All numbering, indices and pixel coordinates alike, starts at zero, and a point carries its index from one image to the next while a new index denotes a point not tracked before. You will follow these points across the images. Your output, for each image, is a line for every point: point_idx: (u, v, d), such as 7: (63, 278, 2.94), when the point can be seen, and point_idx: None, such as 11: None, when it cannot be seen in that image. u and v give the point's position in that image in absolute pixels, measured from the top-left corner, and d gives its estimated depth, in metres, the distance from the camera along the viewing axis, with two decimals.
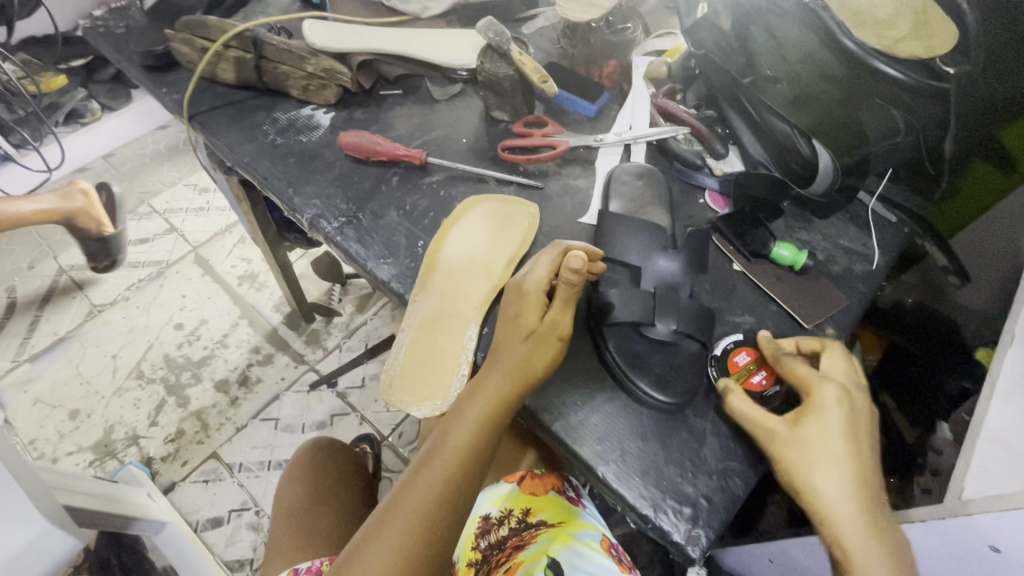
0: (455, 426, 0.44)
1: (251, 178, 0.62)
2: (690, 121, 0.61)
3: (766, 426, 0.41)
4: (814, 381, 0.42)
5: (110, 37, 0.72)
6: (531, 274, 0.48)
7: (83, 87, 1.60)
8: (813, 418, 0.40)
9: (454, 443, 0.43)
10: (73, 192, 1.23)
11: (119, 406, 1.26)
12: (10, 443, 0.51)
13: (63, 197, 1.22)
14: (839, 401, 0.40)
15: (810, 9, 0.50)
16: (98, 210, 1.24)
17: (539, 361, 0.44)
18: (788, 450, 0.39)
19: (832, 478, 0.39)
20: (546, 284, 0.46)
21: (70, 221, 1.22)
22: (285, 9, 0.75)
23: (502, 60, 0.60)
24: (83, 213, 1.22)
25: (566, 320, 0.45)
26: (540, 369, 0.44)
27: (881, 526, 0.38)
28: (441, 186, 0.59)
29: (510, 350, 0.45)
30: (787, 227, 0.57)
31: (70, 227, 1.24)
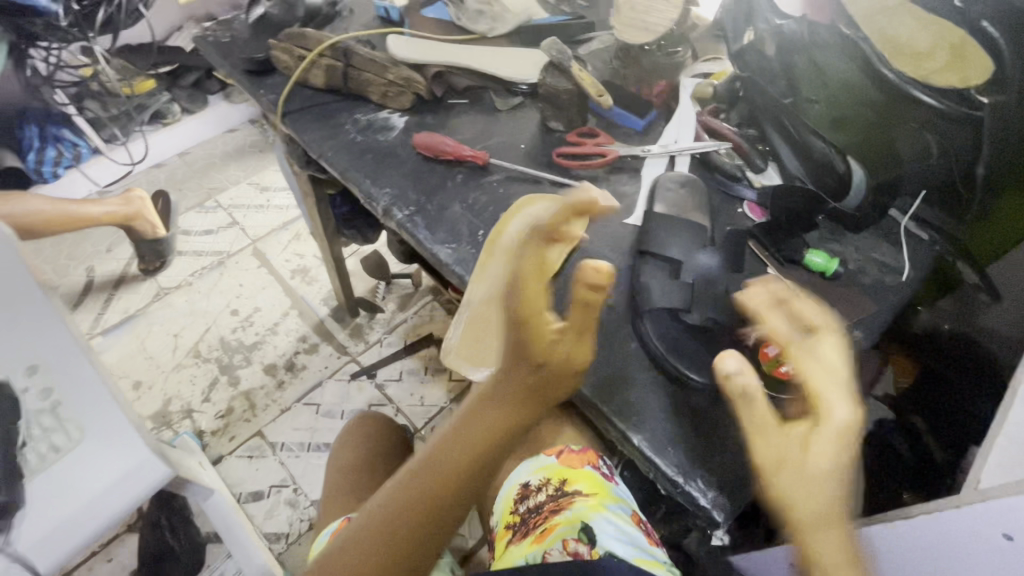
0: (468, 425, 0.47)
1: (332, 170, 0.69)
2: (733, 137, 0.66)
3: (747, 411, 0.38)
4: (822, 383, 0.39)
5: (218, 45, 0.82)
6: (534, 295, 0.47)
7: (168, 91, 1.76)
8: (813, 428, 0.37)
9: (467, 441, 0.46)
10: (133, 198, 1.49)
11: (177, 381, 1.36)
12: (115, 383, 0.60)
13: (125, 203, 1.48)
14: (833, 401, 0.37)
15: (851, 40, 0.56)
16: (150, 214, 1.49)
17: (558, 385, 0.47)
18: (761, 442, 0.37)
19: (826, 483, 0.35)
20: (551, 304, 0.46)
21: (129, 224, 1.47)
22: (367, 25, 0.85)
23: (562, 75, 0.67)
24: (139, 216, 1.47)
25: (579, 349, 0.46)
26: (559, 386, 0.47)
27: (851, 527, 0.35)
28: (500, 184, 0.66)
29: (528, 369, 0.46)
30: (822, 238, 0.61)
31: (129, 229, 1.48)
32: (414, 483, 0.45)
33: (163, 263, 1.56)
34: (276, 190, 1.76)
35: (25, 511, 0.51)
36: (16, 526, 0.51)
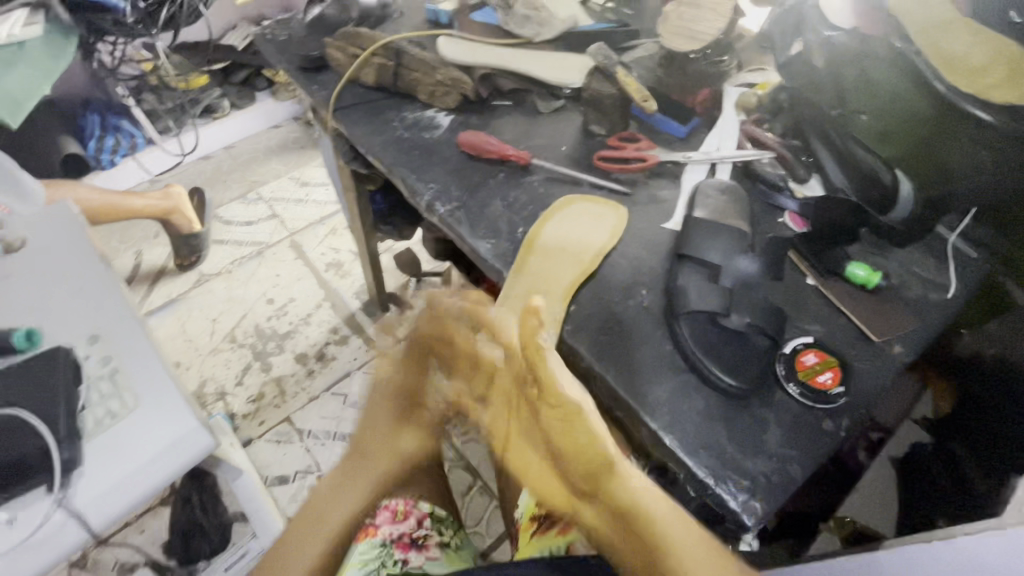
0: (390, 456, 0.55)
1: (378, 164, 0.72)
2: (776, 147, 0.66)
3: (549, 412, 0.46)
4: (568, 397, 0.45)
5: (275, 42, 0.86)
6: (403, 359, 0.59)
7: (219, 87, 1.84)
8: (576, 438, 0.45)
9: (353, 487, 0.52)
10: (171, 194, 1.55)
11: (213, 364, 1.41)
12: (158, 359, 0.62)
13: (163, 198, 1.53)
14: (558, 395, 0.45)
15: (901, 52, 0.56)
16: (187, 210, 1.55)
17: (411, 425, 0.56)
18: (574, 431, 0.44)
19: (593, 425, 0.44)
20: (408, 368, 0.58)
21: (166, 217, 1.51)
22: (416, 27, 0.87)
23: (607, 81, 0.68)
24: (176, 211, 1.52)
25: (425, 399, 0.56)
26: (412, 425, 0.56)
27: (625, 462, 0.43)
28: (541, 184, 0.67)
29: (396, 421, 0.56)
30: (864, 252, 0.60)
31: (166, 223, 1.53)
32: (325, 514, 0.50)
33: (199, 257, 1.60)
34: (315, 185, 1.81)
35: (83, 468, 0.54)
36: (74, 483, 0.54)
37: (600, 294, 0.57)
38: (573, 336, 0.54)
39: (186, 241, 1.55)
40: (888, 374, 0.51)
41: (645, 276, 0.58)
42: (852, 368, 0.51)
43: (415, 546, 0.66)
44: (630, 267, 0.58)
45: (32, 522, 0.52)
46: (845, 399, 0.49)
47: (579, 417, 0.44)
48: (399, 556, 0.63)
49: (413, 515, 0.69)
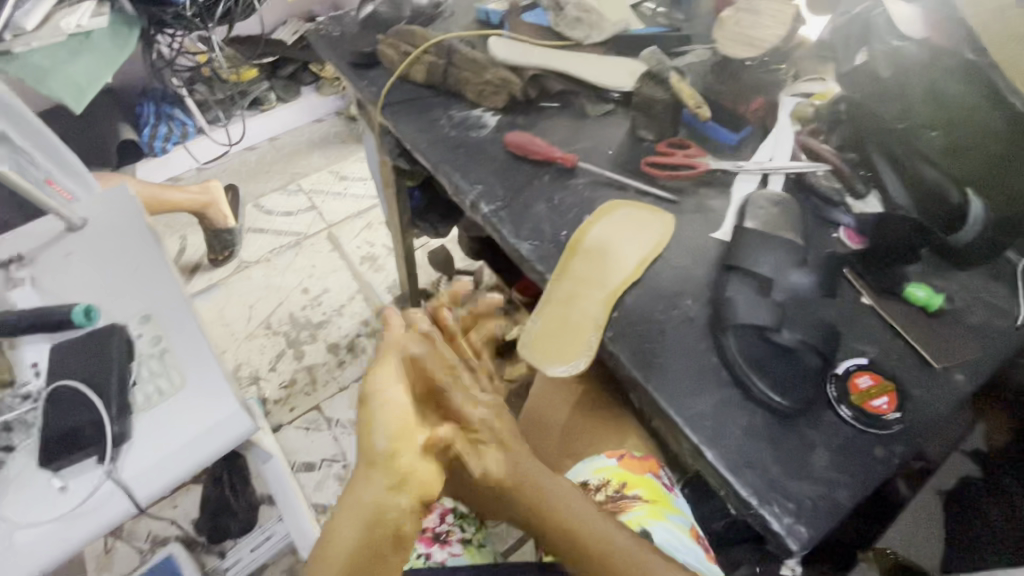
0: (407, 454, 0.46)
1: (424, 162, 0.72)
2: (834, 160, 0.63)
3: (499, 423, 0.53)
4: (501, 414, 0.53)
5: (328, 38, 0.88)
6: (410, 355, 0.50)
7: (267, 80, 1.90)
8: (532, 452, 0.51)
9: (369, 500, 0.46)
10: (209, 188, 1.57)
11: (248, 349, 1.45)
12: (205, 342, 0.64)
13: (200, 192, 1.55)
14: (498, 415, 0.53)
15: (976, 67, 0.53)
16: (223, 205, 1.56)
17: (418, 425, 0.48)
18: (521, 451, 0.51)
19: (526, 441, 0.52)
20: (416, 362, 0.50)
21: (203, 211, 1.53)
22: (466, 27, 0.88)
23: (659, 86, 0.67)
24: (212, 206, 1.54)
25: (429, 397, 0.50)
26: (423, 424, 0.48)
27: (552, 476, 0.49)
28: (586, 188, 0.66)
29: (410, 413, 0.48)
30: (923, 272, 0.57)
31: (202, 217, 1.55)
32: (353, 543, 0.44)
33: (230, 254, 1.62)
34: (354, 179, 1.84)
35: (132, 442, 0.56)
36: (124, 456, 0.56)
37: (644, 301, 0.56)
38: (614, 343, 0.53)
39: (219, 235, 1.58)
40: (946, 401, 0.49)
41: (690, 286, 0.56)
42: (908, 394, 0.49)
43: (438, 541, 0.65)
44: (675, 276, 0.57)
45: (83, 491, 0.54)
46: (900, 425, 0.47)
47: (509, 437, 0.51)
48: (422, 550, 0.64)
49: (435, 510, 0.67)
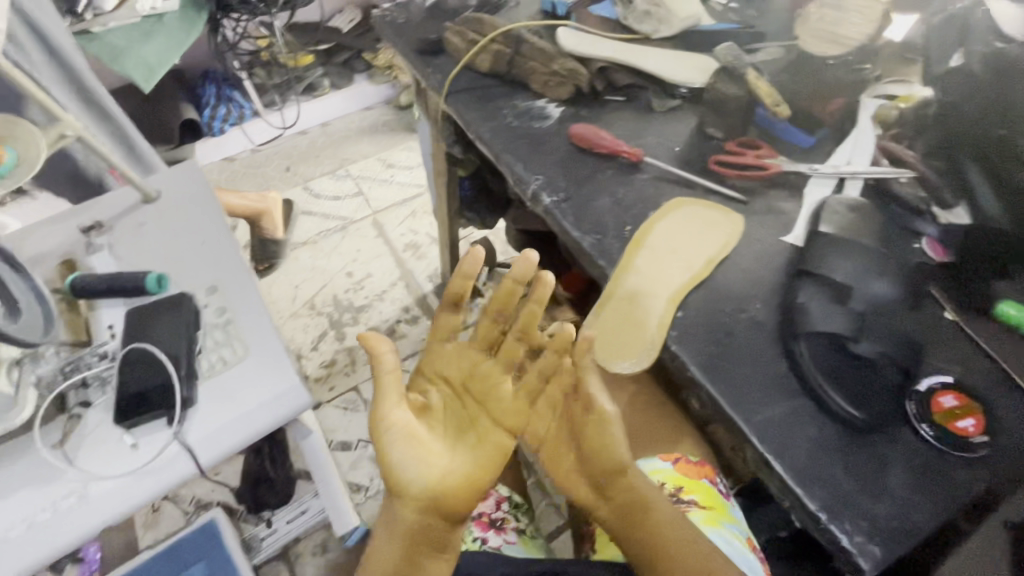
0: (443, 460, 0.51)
1: (486, 150, 0.72)
2: (919, 166, 0.61)
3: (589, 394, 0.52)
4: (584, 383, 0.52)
5: (394, 24, 0.89)
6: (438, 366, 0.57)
7: (323, 67, 1.94)
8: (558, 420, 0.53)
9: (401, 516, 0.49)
10: (266, 197, 1.57)
11: (292, 327, 1.49)
12: (266, 317, 0.65)
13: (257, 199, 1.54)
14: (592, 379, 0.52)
15: None
16: (276, 215, 1.55)
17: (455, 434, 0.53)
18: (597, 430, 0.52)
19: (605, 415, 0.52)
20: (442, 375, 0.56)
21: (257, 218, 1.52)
22: (531, 16, 0.88)
23: (732, 82, 0.66)
24: (267, 213, 1.53)
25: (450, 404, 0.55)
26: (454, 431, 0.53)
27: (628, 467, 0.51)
28: (651, 184, 0.65)
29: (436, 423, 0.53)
30: (1014, 289, 0.54)
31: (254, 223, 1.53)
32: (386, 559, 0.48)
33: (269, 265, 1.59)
34: (401, 168, 1.87)
35: (198, 407, 0.59)
36: (190, 419, 0.58)
37: (709, 302, 0.54)
38: (678, 343, 0.52)
39: (266, 245, 1.56)
40: None
41: (758, 290, 0.55)
42: (996, 417, 0.46)
43: (494, 527, 0.65)
44: (743, 279, 0.56)
45: (152, 450, 0.56)
46: (986, 449, 0.44)
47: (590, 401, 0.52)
48: (478, 534, 0.64)
49: (491, 496, 0.68)
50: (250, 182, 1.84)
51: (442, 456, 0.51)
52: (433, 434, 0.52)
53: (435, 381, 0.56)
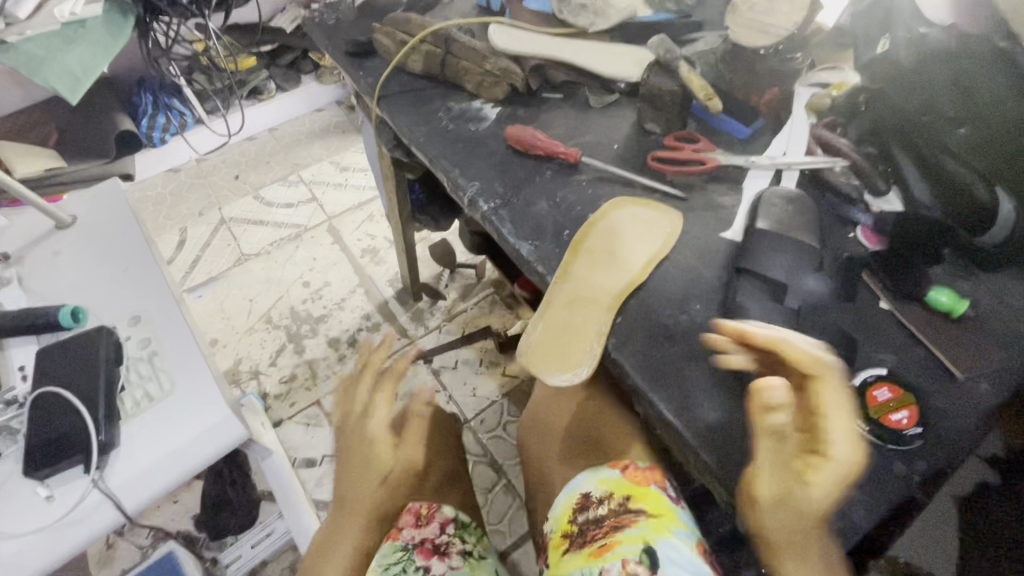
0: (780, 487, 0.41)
1: (421, 156, 0.70)
2: (851, 154, 0.59)
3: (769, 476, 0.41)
4: (805, 483, 0.40)
5: (324, 26, 0.85)
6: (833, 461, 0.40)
7: (266, 69, 1.87)
8: (827, 396, 0.41)
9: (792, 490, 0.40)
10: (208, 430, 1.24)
11: (248, 343, 1.43)
12: (194, 346, 0.61)
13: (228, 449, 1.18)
14: (812, 471, 0.40)
15: (1009, 54, 0.53)
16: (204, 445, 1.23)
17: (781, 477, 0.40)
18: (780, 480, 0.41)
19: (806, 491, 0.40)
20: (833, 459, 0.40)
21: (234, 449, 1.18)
22: (464, 13, 0.85)
23: (668, 76, 0.63)
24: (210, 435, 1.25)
25: (817, 487, 0.40)
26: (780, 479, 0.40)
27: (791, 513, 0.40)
28: (589, 184, 0.63)
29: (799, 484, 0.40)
30: (946, 274, 0.54)
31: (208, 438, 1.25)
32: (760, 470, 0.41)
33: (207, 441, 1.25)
34: (355, 171, 1.81)
35: (120, 449, 0.55)
36: (112, 464, 0.54)
37: (648, 306, 0.53)
38: (617, 351, 0.51)
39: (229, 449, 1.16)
40: (970, 416, 0.46)
41: (698, 289, 0.54)
42: (928, 407, 0.46)
43: (437, 553, 0.62)
44: (683, 278, 0.55)
45: (70, 500, 0.52)
46: (921, 440, 0.44)
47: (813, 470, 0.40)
48: (421, 563, 0.60)
49: (436, 520, 0.65)
50: (196, 193, 1.76)
51: (774, 484, 0.41)
52: (809, 480, 0.40)
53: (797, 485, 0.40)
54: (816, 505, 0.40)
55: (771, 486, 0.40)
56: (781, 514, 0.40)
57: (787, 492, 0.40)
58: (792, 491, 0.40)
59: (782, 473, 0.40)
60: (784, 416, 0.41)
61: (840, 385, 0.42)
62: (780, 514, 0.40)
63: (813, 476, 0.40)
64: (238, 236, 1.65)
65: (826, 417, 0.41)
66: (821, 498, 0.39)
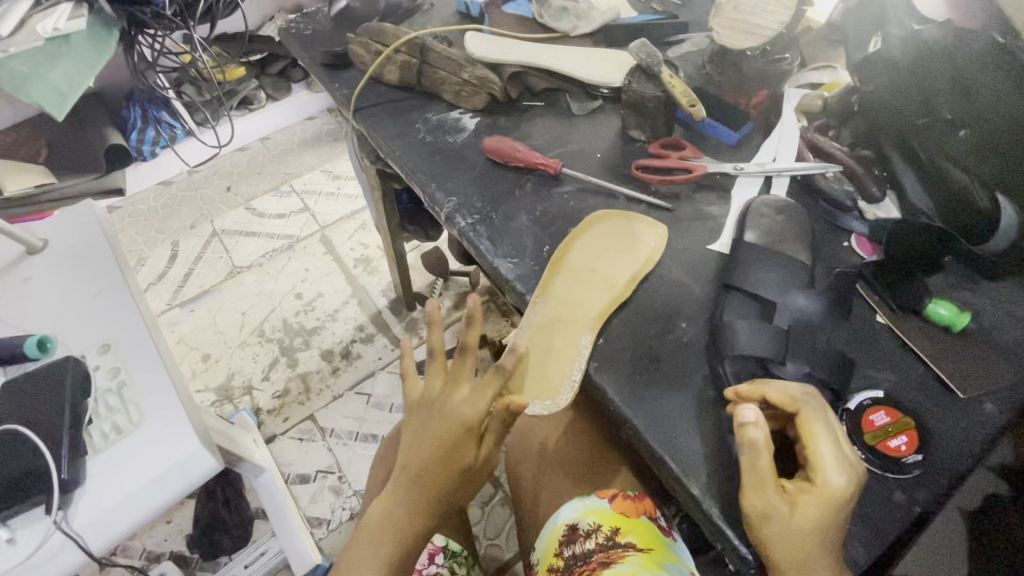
0: (775, 514, 0.36)
1: (399, 170, 0.67)
2: (844, 159, 0.57)
3: (762, 500, 0.36)
4: (800, 504, 0.36)
5: (300, 37, 0.82)
6: (829, 482, 0.36)
7: (256, 79, 1.85)
8: (816, 421, 0.39)
9: (796, 519, 0.36)
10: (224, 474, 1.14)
11: (241, 358, 1.41)
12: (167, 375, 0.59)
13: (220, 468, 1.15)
14: (807, 491, 0.37)
15: (1004, 49, 0.46)
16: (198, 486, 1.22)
17: (773, 499, 0.36)
18: (773, 503, 0.36)
19: (809, 516, 0.36)
20: (832, 484, 0.36)
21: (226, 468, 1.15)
22: (444, 20, 0.82)
23: (649, 81, 0.61)
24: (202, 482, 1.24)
25: (813, 511, 0.36)
26: (770, 502, 0.36)
27: (781, 542, 0.36)
28: (572, 197, 0.61)
29: (795, 508, 0.36)
30: (946, 285, 0.51)
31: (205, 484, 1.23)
32: (747, 495, 0.37)
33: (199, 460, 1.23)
34: (347, 179, 1.80)
35: (85, 487, 0.53)
36: (75, 502, 0.52)
37: (634, 324, 0.51)
38: (600, 374, 0.48)
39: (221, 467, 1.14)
40: (974, 438, 0.43)
41: (685, 306, 0.51)
42: (928, 431, 0.43)
43: None
44: (669, 294, 0.52)
45: (33, 541, 0.50)
46: (922, 468, 0.42)
47: (808, 492, 0.37)
48: None
49: (423, 551, 0.63)
50: (188, 206, 1.74)
51: (769, 506, 0.36)
52: (801, 505, 0.36)
53: (788, 507, 0.36)
54: (820, 533, 0.36)
55: (756, 505, 0.37)
56: (766, 538, 0.36)
57: (774, 513, 0.36)
58: (778, 512, 0.36)
59: (773, 494, 0.36)
60: (763, 431, 0.37)
61: (829, 413, 0.39)
62: (766, 540, 0.36)
63: (808, 497, 0.36)
64: (230, 249, 1.63)
65: (814, 442, 0.38)
66: (810, 524, 0.35)
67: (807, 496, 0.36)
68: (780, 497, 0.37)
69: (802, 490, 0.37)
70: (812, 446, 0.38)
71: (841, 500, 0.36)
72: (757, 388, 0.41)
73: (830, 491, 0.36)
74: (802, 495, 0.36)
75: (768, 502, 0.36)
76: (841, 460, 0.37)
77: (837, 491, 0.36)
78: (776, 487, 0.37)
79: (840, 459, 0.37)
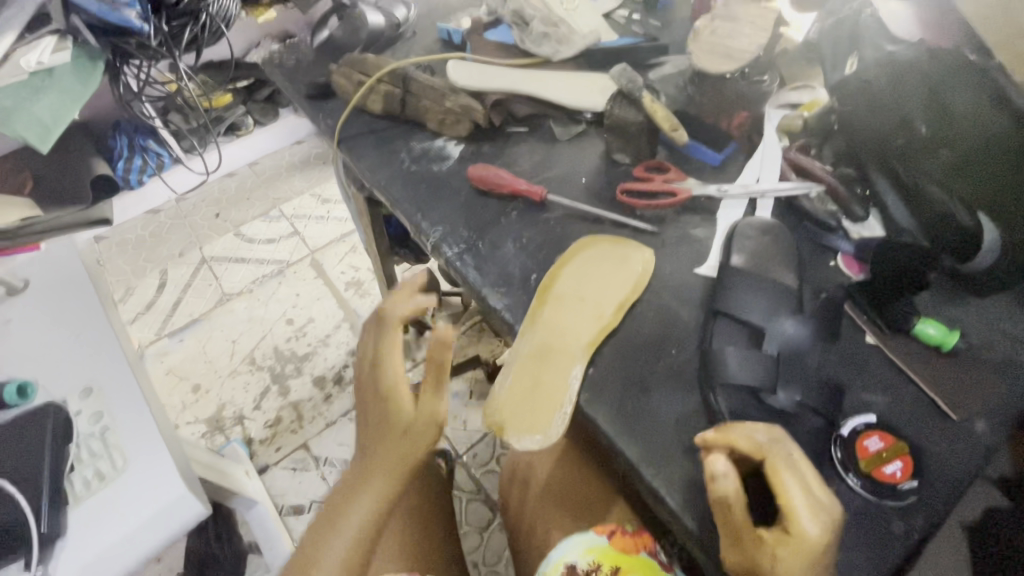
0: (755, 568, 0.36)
1: (384, 200, 0.67)
2: (826, 178, 0.57)
3: (742, 555, 0.36)
4: (781, 557, 0.35)
5: (283, 68, 0.83)
6: (804, 530, 0.36)
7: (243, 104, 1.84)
8: (782, 467, 0.38)
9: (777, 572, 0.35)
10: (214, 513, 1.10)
11: (232, 387, 1.39)
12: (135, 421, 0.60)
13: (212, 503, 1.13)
14: (786, 540, 0.36)
15: (981, 71, 0.48)
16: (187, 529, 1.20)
17: (751, 553, 0.36)
18: (752, 557, 0.36)
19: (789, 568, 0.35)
20: (806, 531, 0.35)
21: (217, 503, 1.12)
22: (427, 48, 0.83)
23: (632, 106, 0.62)
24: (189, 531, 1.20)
25: (793, 561, 0.35)
26: (749, 555, 0.36)
27: None
28: (558, 223, 0.61)
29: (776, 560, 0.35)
30: (934, 302, 0.51)
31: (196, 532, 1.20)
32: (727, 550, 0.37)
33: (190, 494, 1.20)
34: (336, 202, 1.79)
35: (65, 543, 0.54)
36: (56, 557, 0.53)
37: (624, 352, 0.50)
38: (591, 407, 0.48)
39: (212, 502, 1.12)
40: (969, 461, 0.43)
41: (674, 332, 0.51)
42: (923, 455, 0.43)
43: None
44: (657, 320, 0.52)
45: None
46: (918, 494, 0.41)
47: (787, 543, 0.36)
48: None
49: None
50: (177, 233, 1.73)
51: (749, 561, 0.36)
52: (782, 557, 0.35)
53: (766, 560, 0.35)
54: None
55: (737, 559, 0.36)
56: None
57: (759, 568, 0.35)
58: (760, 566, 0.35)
59: (750, 548, 0.36)
60: (730, 483, 0.37)
61: (794, 455, 0.39)
62: None
63: (786, 548, 0.35)
64: (220, 276, 1.62)
65: (784, 490, 0.37)
66: None
67: (786, 546, 0.35)
68: (760, 551, 0.36)
69: (780, 541, 0.36)
70: (782, 493, 0.37)
71: (818, 547, 0.35)
72: (723, 434, 0.40)
73: (806, 540, 0.35)
74: (782, 546, 0.35)
75: (749, 557, 0.36)
76: (813, 505, 0.36)
77: (814, 539, 0.35)
78: (753, 540, 0.36)
79: (811, 503, 0.37)
